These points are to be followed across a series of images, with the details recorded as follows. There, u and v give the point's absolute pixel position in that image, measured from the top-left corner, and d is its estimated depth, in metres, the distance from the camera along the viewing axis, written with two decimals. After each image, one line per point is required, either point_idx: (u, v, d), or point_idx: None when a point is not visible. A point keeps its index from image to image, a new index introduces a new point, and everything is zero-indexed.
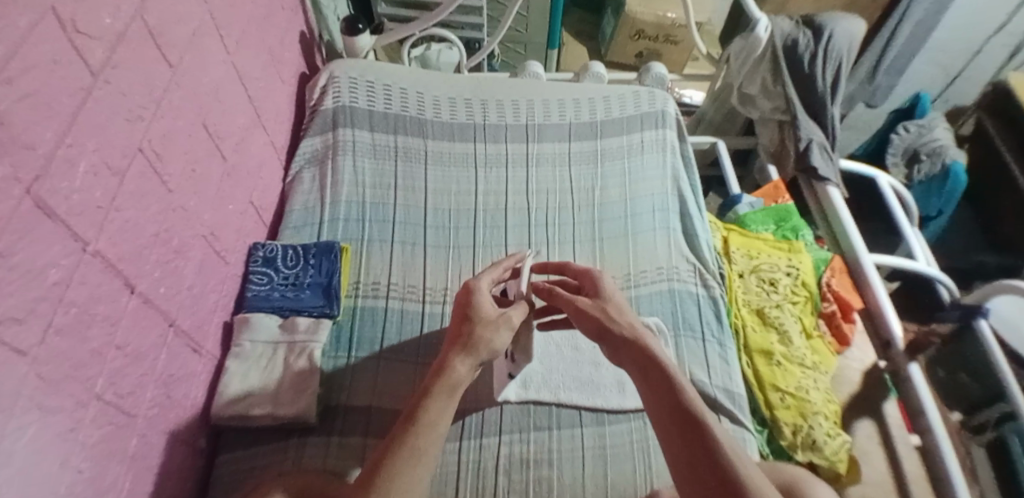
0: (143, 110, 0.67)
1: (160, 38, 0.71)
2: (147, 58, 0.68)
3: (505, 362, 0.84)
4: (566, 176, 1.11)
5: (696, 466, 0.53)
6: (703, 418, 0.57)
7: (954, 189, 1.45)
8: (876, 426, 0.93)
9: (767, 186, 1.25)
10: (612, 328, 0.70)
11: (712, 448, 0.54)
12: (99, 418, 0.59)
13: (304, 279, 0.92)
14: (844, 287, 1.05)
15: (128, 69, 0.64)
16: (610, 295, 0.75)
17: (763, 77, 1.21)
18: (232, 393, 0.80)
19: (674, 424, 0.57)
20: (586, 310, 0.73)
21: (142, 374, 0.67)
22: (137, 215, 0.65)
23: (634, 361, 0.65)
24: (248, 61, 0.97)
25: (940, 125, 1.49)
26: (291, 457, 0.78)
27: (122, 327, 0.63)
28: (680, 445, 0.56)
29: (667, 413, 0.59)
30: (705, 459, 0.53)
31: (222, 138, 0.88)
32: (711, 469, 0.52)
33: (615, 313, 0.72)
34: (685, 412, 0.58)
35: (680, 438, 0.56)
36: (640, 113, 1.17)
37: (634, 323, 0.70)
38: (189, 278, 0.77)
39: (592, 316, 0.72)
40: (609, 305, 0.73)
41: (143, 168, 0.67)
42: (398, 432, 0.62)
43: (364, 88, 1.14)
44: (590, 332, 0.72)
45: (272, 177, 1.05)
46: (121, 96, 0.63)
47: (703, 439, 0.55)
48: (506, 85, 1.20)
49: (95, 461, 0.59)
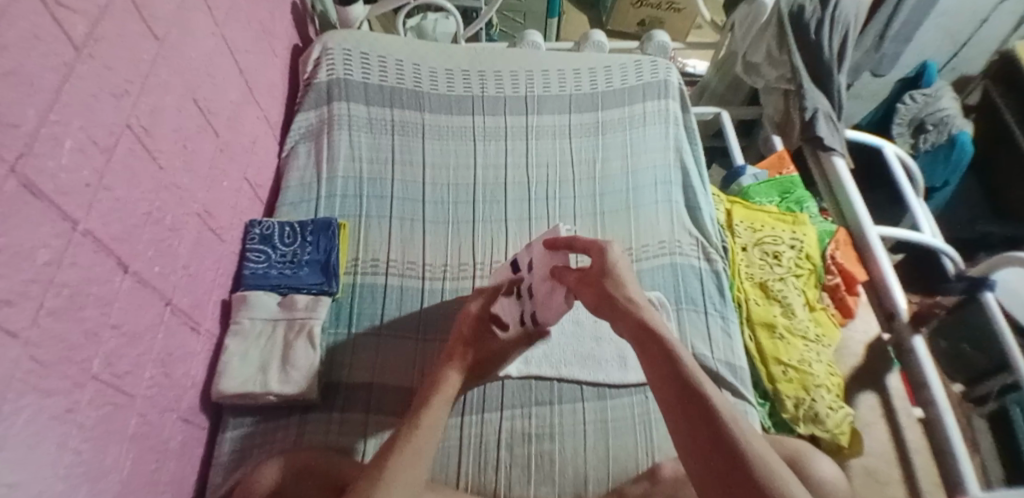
0: (130, 85, 0.65)
1: (146, 10, 0.68)
2: (133, 31, 0.66)
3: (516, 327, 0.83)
4: (567, 148, 1.08)
5: (698, 438, 0.50)
6: (704, 388, 0.53)
7: (960, 159, 1.44)
8: (879, 398, 0.94)
9: (773, 156, 1.23)
10: (614, 301, 0.65)
11: (712, 418, 0.50)
12: (97, 399, 0.59)
13: (302, 256, 0.90)
14: (848, 259, 1.03)
15: (113, 43, 0.62)
16: (614, 263, 0.69)
17: (769, 44, 1.17)
18: (230, 370, 0.79)
19: (672, 395, 0.54)
20: (588, 283, 0.70)
21: (139, 355, 0.66)
22: (127, 193, 0.64)
23: (631, 331, 0.62)
24: (237, 33, 0.93)
25: (947, 94, 1.46)
26: (293, 432, 0.78)
27: (116, 306, 0.62)
28: (680, 417, 0.52)
29: (665, 382, 0.55)
30: (708, 433, 0.50)
31: (214, 114, 0.85)
32: (716, 442, 0.49)
33: (616, 285, 0.67)
34: (684, 380, 0.54)
35: (679, 407, 0.52)
36: (643, 83, 1.14)
37: (635, 296, 0.66)
38: (183, 257, 0.76)
39: (594, 288, 0.69)
40: (612, 277, 0.68)
41: (131, 144, 0.65)
42: (407, 422, 0.64)
43: (359, 59, 1.11)
44: (590, 303, 0.69)
45: (266, 154, 1.03)
46: (106, 69, 0.61)
47: (700, 407, 0.51)
48: (503, 55, 1.16)
49: (94, 441, 0.59)
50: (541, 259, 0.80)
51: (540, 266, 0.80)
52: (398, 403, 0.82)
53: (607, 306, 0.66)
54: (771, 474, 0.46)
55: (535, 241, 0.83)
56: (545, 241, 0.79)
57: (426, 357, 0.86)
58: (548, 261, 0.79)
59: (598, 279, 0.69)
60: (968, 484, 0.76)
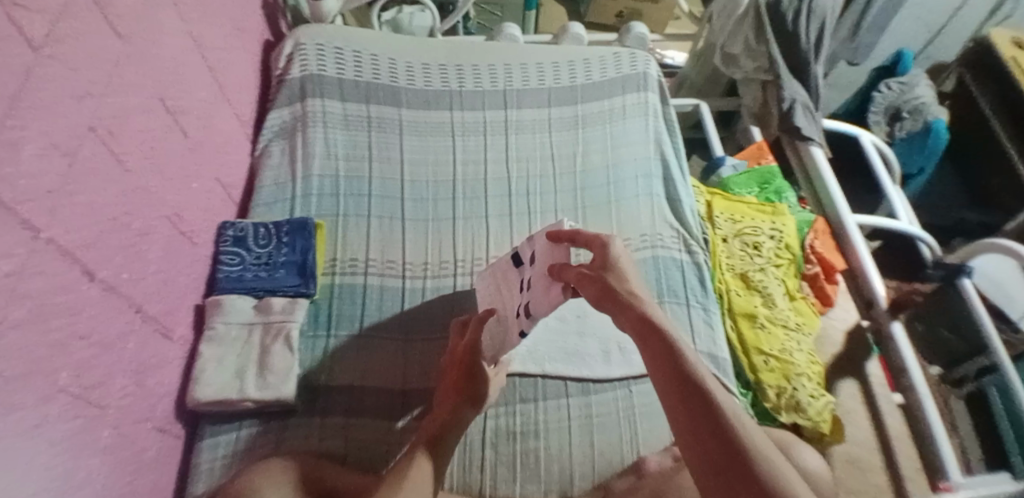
0: (93, 86, 0.62)
1: (107, 8, 0.66)
2: (94, 30, 0.63)
3: (514, 320, 0.76)
4: (547, 142, 1.07)
5: (702, 440, 0.43)
6: (708, 385, 0.46)
7: (936, 146, 1.46)
8: (859, 385, 0.97)
9: (751, 146, 1.24)
10: (614, 295, 0.56)
11: (717, 420, 0.44)
12: (67, 412, 0.57)
13: (278, 257, 0.88)
14: (827, 248, 1.04)
15: (73, 43, 0.59)
16: (618, 258, 0.62)
17: (746, 36, 1.15)
18: (206, 377, 0.77)
19: (669, 391, 0.47)
20: (587, 277, 0.61)
21: (110, 365, 0.64)
22: (94, 198, 0.62)
23: (631, 325, 0.53)
24: (205, 29, 0.90)
25: (921, 81, 1.48)
26: (274, 438, 0.77)
27: (84, 316, 0.60)
28: (681, 417, 0.46)
29: (665, 380, 0.48)
30: (713, 436, 0.43)
31: (183, 114, 0.83)
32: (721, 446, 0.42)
33: (618, 279, 0.59)
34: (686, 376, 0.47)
35: (681, 405, 0.46)
36: (622, 75, 1.14)
37: (638, 291, 0.57)
38: (154, 263, 0.74)
39: (594, 282, 0.59)
40: (613, 271, 0.60)
41: (95, 147, 0.62)
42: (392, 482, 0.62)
43: (332, 54, 1.08)
44: (591, 296, 0.59)
45: (239, 153, 1.00)
46: (69, 70, 0.58)
47: (704, 405, 0.45)
48: (481, 49, 1.14)
49: (65, 456, 0.57)
50: (543, 253, 0.73)
51: (543, 263, 0.73)
52: (381, 406, 0.81)
53: (609, 301, 0.57)
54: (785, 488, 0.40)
55: (539, 234, 0.76)
56: (549, 231, 0.72)
57: (410, 359, 0.85)
58: (549, 255, 0.72)
59: (598, 272, 0.60)
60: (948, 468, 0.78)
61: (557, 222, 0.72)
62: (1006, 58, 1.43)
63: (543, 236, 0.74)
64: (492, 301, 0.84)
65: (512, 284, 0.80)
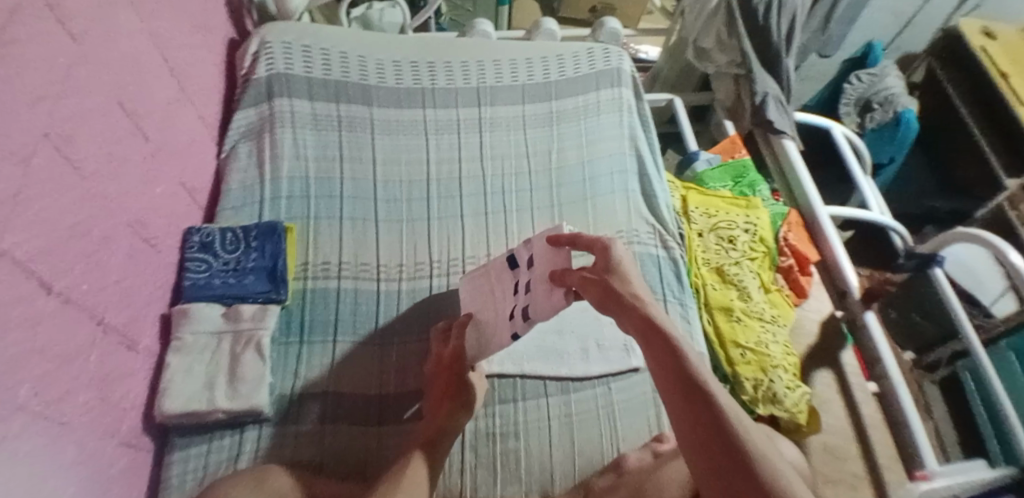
0: (46, 90, 0.59)
1: (61, 9, 0.63)
2: (47, 32, 0.60)
3: (505, 323, 0.73)
4: (522, 140, 1.07)
5: (703, 441, 0.43)
6: (709, 386, 0.46)
7: (905, 136, 1.49)
8: (835, 374, 0.99)
9: (725, 140, 1.24)
10: (618, 298, 0.57)
11: (718, 420, 0.43)
12: (28, 429, 0.54)
13: (247, 263, 0.86)
14: (800, 240, 1.06)
15: (25, 46, 0.56)
16: (620, 261, 0.62)
17: (718, 29, 1.17)
18: (172, 389, 0.74)
19: (671, 391, 0.47)
20: (590, 282, 0.61)
21: (70, 380, 0.61)
22: (50, 206, 0.59)
23: (635, 326, 0.54)
24: (166, 27, 0.87)
25: (892, 73, 1.51)
26: (247, 450, 0.74)
27: (43, 330, 0.57)
28: (684, 417, 0.45)
29: (669, 381, 0.48)
30: (714, 436, 0.42)
31: (143, 116, 0.79)
32: (721, 446, 0.42)
33: (621, 282, 0.59)
34: (687, 377, 0.47)
35: (683, 405, 0.45)
36: (596, 71, 1.13)
37: (640, 293, 0.58)
38: (115, 272, 0.71)
39: (598, 285, 0.60)
40: (617, 274, 0.60)
41: (51, 154, 0.59)
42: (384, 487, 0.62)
43: (300, 53, 1.06)
44: (595, 298, 0.60)
45: (203, 155, 0.97)
46: (21, 75, 0.55)
47: (705, 405, 0.44)
48: (453, 46, 1.13)
49: (29, 476, 0.54)
50: (542, 255, 0.71)
51: (545, 266, 0.70)
52: (357, 412, 0.79)
53: (613, 302, 0.58)
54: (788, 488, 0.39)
55: (537, 236, 0.73)
56: (547, 235, 0.71)
57: (383, 363, 0.84)
58: (550, 259, 0.70)
59: (602, 276, 0.61)
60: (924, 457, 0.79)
61: (556, 224, 0.70)
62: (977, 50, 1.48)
63: (540, 238, 0.72)
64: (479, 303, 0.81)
65: (504, 284, 0.78)
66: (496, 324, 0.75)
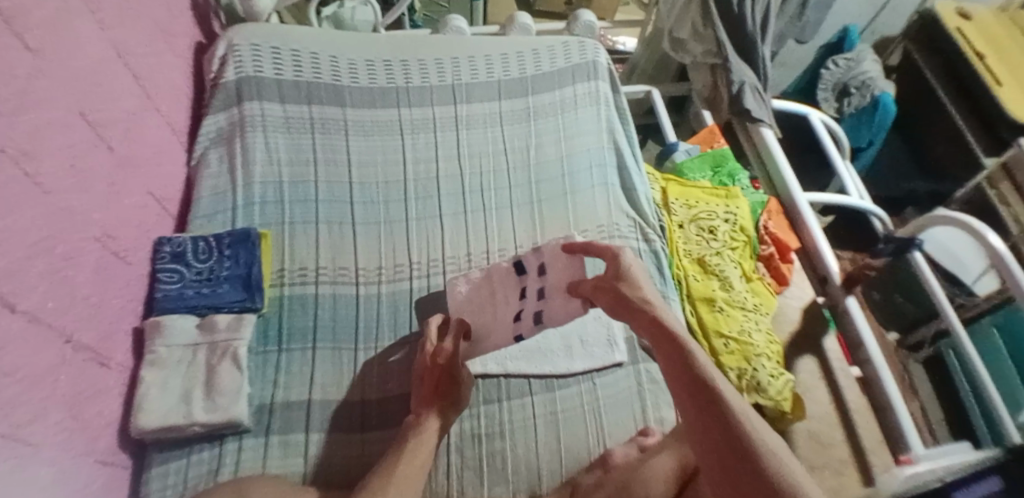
0: (3, 104, 0.57)
1: (17, 20, 0.60)
2: (3, 44, 0.58)
3: (509, 325, 0.77)
4: (499, 136, 1.05)
5: (712, 445, 0.41)
6: (718, 386, 0.44)
7: (884, 119, 1.51)
8: (817, 361, 1.00)
9: (703, 131, 1.24)
10: (628, 303, 0.57)
11: (727, 421, 0.41)
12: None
13: (220, 272, 0.84)
14: (781, 228, 1.06)
15: None
16: (629, 266, 0.61)
17: (693, 20, 1.17)
18: (149, 404, 0.72)
19: (681, 394, 0.46)
20: (601, 289, 0.62)
21: (40, 401, 0.59)
22: (11, 224, 0.57)
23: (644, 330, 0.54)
24: (128, 32, 0.84)
25: (868, 57, 1.51)
26: (228, 463, 0.73)
27: (10, 351, 0.55)
28: (695, 421, 0.44)
29: (677, 383, 0.47)
30: (723, 439, 0.41)
31: (106, 126, 0.77)
32: (730, 447, 0.40)
33: (631, 287, 0.59)
34: (695, 378, 0.45)
35: (692, 407, 0.44)
36: (572, 65, 1.12)
37: (652, 296, 0.57)
38: (83, 287, 0.68)
39: (608, 292, 0.60)
40: (625, 279, 0.60)
41: (9, 170, 0.57)
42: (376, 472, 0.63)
43: (269, 55, 1.03)
44: (606, 305, 0.60)
45: (172, 163, 0.94)
46: None
47: (714, 405, 0.43)
48: (426, 43, 1.11)
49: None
50: (556, 264, 0.74)
51: (561, 274, 0.73)
52: (339, 418, 0.78)
53: (622, 309, 0.58)
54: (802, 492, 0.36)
55: (547, 244, 0.76)
56: (562, 244, 0.73)
57: (363, 368, 0.83)
58: (566, 268, 0.72)
59: (612, 282, 0.61)
60: (910, 440, 0.80)
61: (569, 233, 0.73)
62: (952, 30, 1.50)
63: (552, 247, 0.75)
64: (481, 303, 0.82)
65: (507, 288, 0.80)
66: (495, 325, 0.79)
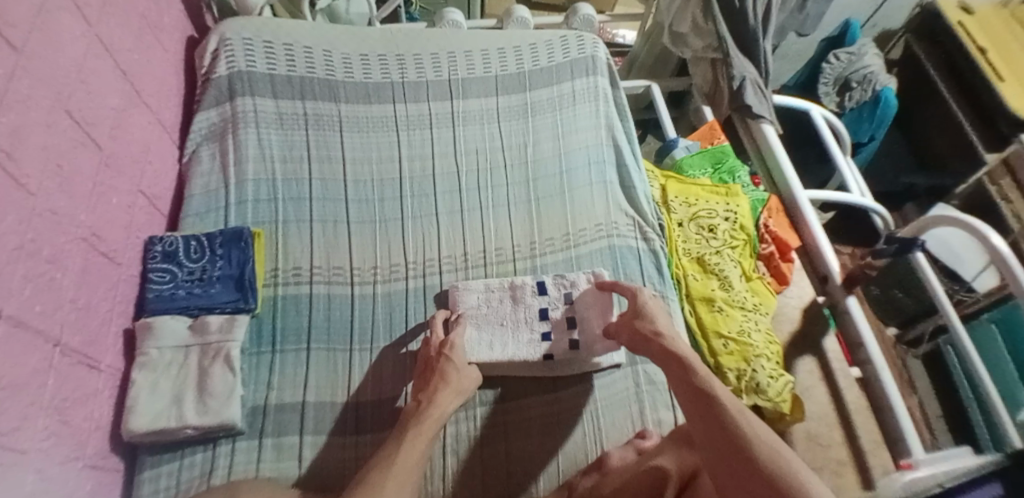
0: None
1: None
2: None
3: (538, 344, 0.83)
4: (496, 133, 1.04)
5: (711, 434, 0.53)
6: (720, 399, 0.57)
7: (886, 113, 1.46)
8: (817, 361, 0.98)
9: (704, 126, 1.22)
10: (643, 336, 0.73)
11: (727, 423, 0.52)
12: None
13: (213, 272, 0.83)
14: (781, 226, 1.05)
15: None
16: (648, 304, 0.76)
17: (694, 14, 1.14)
18: (139, 407, 0.71)
19: (692, 406, 0.58)
20: (624, 325, 0.77)
21: (25, 407, 0.57)
22: None
23: (658, 357, 0.68)
24: (114, 28, 0.82)
25: (870, 51, 1.48)
26: (221, 467, 0.72)
27: None
28: (700, 423, 0.56)
29: (686, 393, 0.61)
30: (719, 429, 0.53)
31: (92, 124, 0.75)
32: (725, 437, 0.52)
33: (647, 322, 0.74)
34: (704, 393, 0.58)
35: (696, 410, 0.57)
36: (570, 60, 1.10)
37: (663, 329, 0.72)
38: (70, 290, 0.67)
39: (628, 327, 0.76)
40: (642, 316, 0.75)
41: None
42: (374, 467, 0.62)
43: (261, 49, 1.01)
44: (626, 340, 0.76)
45: (162, 161, 0.93)
46: None
47: (712, 406, 0.56)
48: (421, 37, 1.09)
49: None
50: (585, 302, 0.85)
51: (590, 307, 0.85)
52: (333, 421, 0.77)
53: (640, 343, 0.73)
54: (776, 457, 0.47)
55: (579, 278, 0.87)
56: (593, 281, 0.86)
57: (357, 370, 0.82)
58: (597, 303, 0.85)
59: (632, 320, 0.76)
60: (911, 445, 0.79)
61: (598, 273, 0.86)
62: (955, 25, 1.49)
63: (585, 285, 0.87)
64: (494, 307, 0.86)
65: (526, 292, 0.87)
66: (513, 343, 0.83)
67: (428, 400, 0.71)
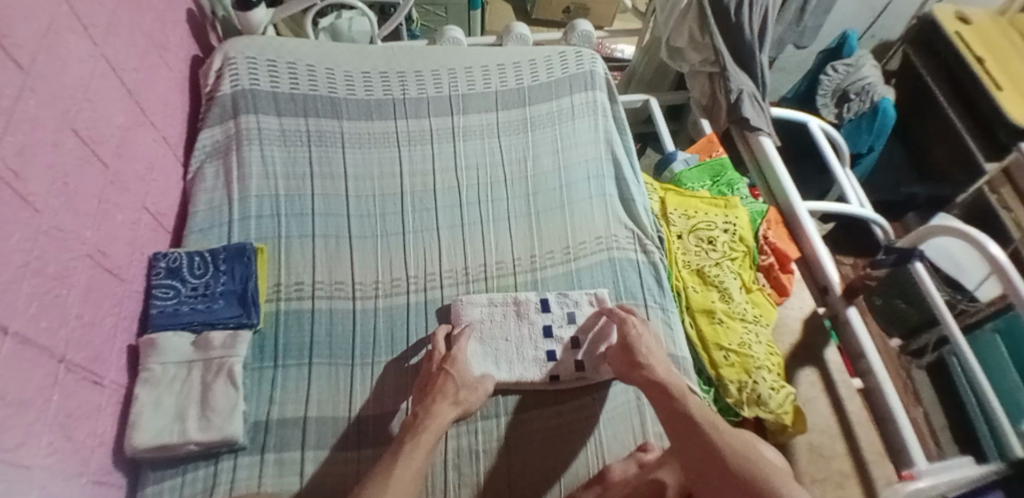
0: None
1: (6, 41, 0.60)
2: None
3: (541, 360, 0.84)
4: (496, 148, 1.05)
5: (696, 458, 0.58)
6: (699, 419, 0.62)
7: (884, 124, 1.47)
8: (818, 372, 0.98)
9: (703, 139, 1.24)
10: (632, 366, 0.75)
11: (714, 447, 0.57)
12: None
13: (216, 287, 0.84)
14: (780, 238, 1.06)
15: None
16: (633, 332, 0.79)
17: (691, 28, 1.17)
18: (141, 423, 0.72)
19: (673, 426, 0.63)
20: (615, 353, 0.79)
21: (29, 425, 0.58)
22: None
23: (642, 386, 0.73)
24: (120, 49, 0.84)
25: (867, 63, 1.51)
26: (220, 483, 0.72)
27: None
28: (684, 447, 0.60)
29: (672, 419, 0.64)
30: (706, 452, 0.57)
31: (98, 143, 0.76)
32: (710, 460, 0.56)
33: (639, 351, 0.76)
34: (683, 414, 0.64)
35: (683, 434, 0.61)
36: (569, 75, 1.12)
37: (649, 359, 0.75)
38: (74, 307, 0.68)
39: (618, 357, 0.78)
40: (635, 344, 0.77)
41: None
42: (378, 475, 0.63)
43: (265, 67, 1.03)
44: (616, 368, 0.78)
45: (166, 178, 0.94)
46: None
47: (696, 432, 0.60)
48: (422, 54, 1.11)
49: None
50: (586, 325, 0.87)
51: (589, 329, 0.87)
52: (334, 437, 0.77)
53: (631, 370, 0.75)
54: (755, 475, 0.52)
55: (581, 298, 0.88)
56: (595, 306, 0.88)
57: (358, 385, 0.82)
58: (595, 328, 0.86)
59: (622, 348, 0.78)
60: (914, 456, 0.79)
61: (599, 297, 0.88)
62: (954, 38, 1.48)
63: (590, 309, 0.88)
64: (496, 320, 0.86)
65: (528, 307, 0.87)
66: (518, 360, 0.84)
67: (428, 412, 0.72)
